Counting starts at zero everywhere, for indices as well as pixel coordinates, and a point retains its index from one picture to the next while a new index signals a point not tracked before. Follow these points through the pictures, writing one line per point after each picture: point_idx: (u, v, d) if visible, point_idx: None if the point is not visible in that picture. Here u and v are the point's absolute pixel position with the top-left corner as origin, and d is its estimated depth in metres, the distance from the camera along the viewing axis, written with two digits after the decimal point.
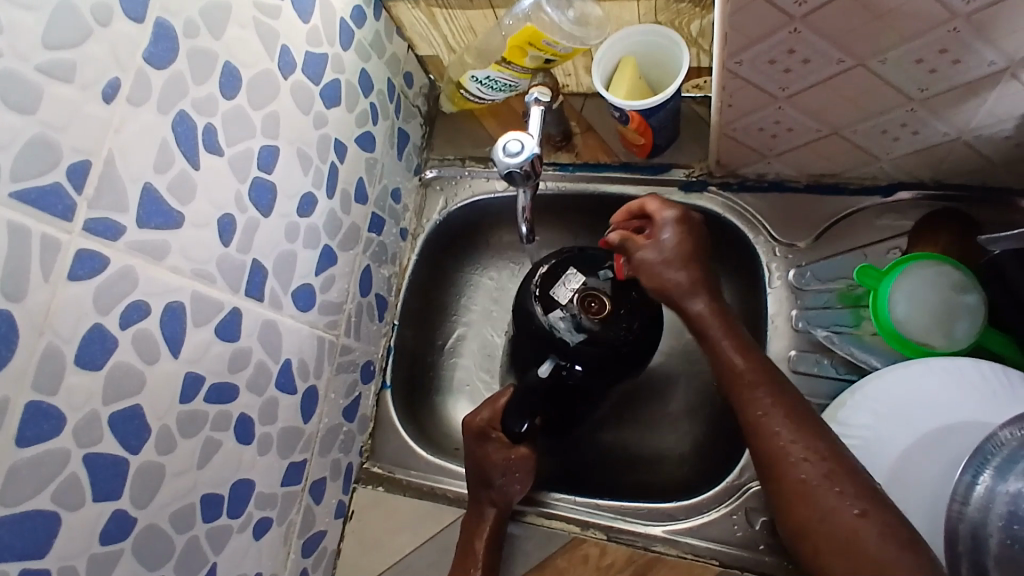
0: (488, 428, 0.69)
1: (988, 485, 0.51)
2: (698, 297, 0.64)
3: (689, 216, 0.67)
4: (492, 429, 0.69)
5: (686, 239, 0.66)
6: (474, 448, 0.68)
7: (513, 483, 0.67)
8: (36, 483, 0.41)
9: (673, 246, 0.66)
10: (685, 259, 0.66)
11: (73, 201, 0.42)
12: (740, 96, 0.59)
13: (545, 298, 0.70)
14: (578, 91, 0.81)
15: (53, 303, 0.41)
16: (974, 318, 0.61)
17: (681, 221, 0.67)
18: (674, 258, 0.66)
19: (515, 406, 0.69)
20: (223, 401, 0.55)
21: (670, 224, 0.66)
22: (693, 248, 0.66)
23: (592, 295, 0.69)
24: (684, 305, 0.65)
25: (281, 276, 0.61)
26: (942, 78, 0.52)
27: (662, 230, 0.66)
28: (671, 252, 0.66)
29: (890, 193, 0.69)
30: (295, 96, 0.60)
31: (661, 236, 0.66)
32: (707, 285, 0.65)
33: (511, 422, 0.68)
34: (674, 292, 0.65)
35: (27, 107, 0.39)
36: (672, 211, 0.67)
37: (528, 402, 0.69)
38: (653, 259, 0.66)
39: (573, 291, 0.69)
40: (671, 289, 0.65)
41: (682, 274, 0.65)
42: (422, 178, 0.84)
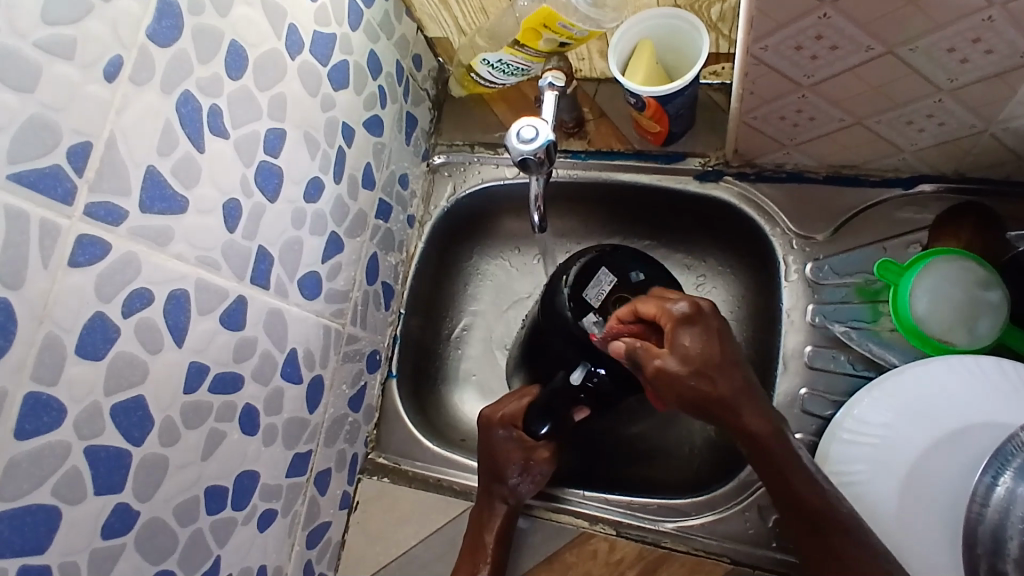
0: (511, 425, 0.68)
1: (1008, 488, 0.50)
2: (747, 416, 0.52)
3: (701, 314, 0.52)
4: (515, 425, 0.68)
5: (715, 339, 0.52)
6: (491, 443, 0.67)
7: (526, 481, 0.66)
8: (36, 478, 0.40)
9: (698, 352, 0.51)
10: (719, 371, 0.51)
11: (73, 184, 0.40)
12: (763, 83, 0.57)
13: (577, 300, 0.67)
14: (591, 76, 0.79)
15: (53, 290, 0.40)
16: (996, 316, 0.60)
17: (683, 318, 0.52)
18: (705, 376, 0.51)
19: (534, 407, 0.66)
20: (228, 391, 0.54)
21: (683, 326, 0.52)
22: (723, 350, 0.52)
23: (624, 298, 0.66)
24: (735, 420, 0.53)
25: (286, 264, 0.59)
26: (973, 68, 0.50)
27: (675, 334, 0.52)
28: (694, 366, 0.50)
29: (911, 186, 0.67)
30: (303, 78, 0.58)
31: (679, 343, 0.51)
32: (751, 394, 0.53)
33: (531, 424, 0.65)
34: (726, 412, 0.52)
35: (26, 86, 0.37)
36: (681, 305, 0.53)
37: (555, 405, 0.66)
38: (677, 381, 0.51)
39: (606, 294, 0.66)
40: (713, 409, 0.52)
41: (723, 390, 0.51)
42: (430, 163, 0.82)
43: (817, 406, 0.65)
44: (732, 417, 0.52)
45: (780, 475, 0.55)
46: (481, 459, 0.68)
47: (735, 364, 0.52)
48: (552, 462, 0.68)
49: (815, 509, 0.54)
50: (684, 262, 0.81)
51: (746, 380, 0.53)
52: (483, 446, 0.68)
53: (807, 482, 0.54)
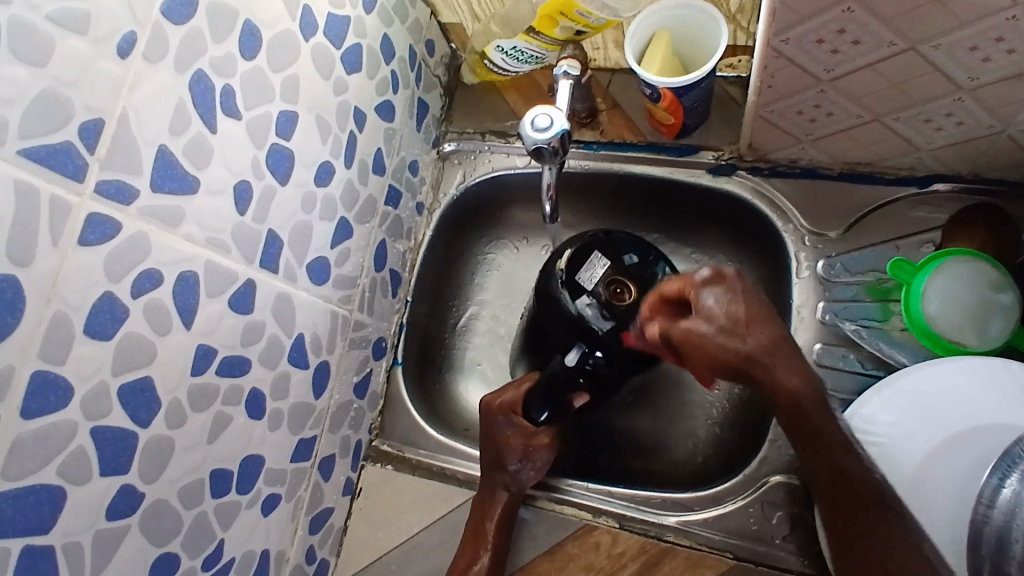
0: (510, 411, 0.68)
1: (1014, 490, 0.50)
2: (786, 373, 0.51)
3: (727, 276, 0.53)
4: (514, 411, 0.68)
5: (741, 297, 0.52)
6: (492, 429, 0.68)
7: (526, 469, 0.66)
8: (41, 457, 0.40)
9: (723, 311, 0.52)
10: (747, 327, 0.51)
11: (84, 161, 0.40)
12: (781, 77, 0.56)
13: (572, 284, 0.67)
14: (606, 66, 0.78)
15: (62, 268, 0.39)
16: (1008, 318, 0.59)
17: (706, 283, 0.53)
18: (731, 334, 0.51)
19: (534, 393, 0.66)
20: (235, 375, 0.53)
21: (707, 289, 0.53)
22: (750, 307, 0.52)
23: (618, 280, 0.67)
24: (771, 378, 0.52)
25: (296, 248, 0.59)
26: (995, 67, 0.49)
27: (698, 298, 0.53)
28: (720, 324, 0.52)
29: (925, 185, 0.66)
30: (316, 59, 0.58)
31: (702, 305, 0.52)
32: (788, 347, 0.52)
33: (532, 410, 0.66)
34: (759, 368, 0.51)
35: (38, 60, 0.37)
36: (705, 271, 0.53)
37: (553, 391, 0.66)
38: (703, 342, 0.52)
39: (599, 277, 0.67)
40: (748, 368, 0.51)
41: (747, 347, 0.51)
42: (440, 150, 0.82)
43: None
44: (765, 374, 0.52)
45: (822, 447, 0.53)
46: (483, 446, 0.68)
47: (766, 324, 0.52)
48: (552, 449, 0.69)
49: (863, 495, 0.51)
50: (694, 256, 0.81)
51: (782, 340, 0.52)
52: (484, 436, 0.68)
53: (851, 456, 0.52)
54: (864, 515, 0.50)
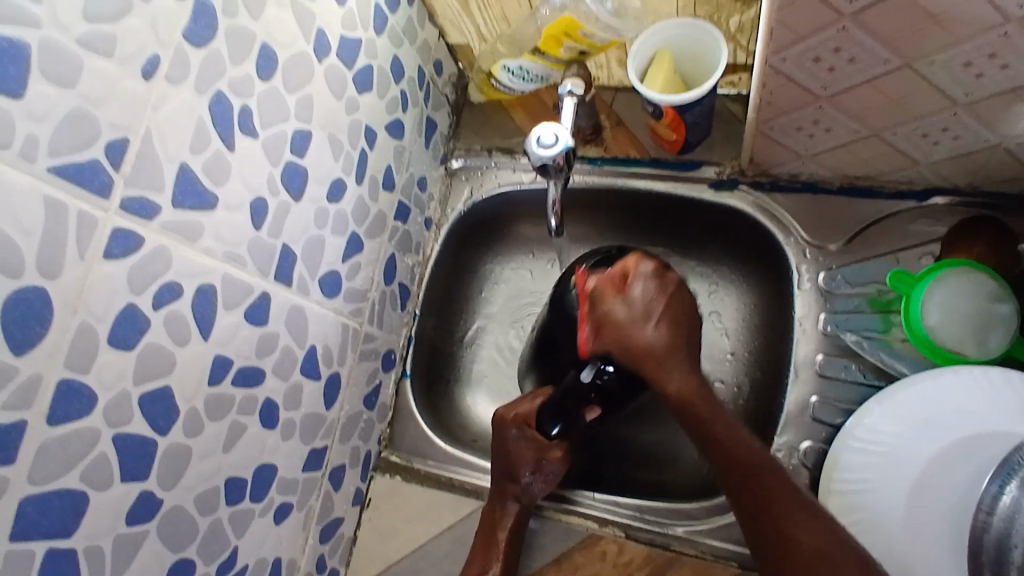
0: (523, 424, 0.69)
1: (1014, 496, 0.51)
2: (673, 369, 0.63)
3: (666, 275, 0.66)
4: (527, 424, 0.69)
5: (665, 294, 0.65)
6: (504, 443, 0.69)
7: (538, 482, 0.67)
8: (65, 462, 0.41)
9: (645, 300, 0.64)
10: (663, 319, 0.64)
11: (109, 177, 0.42)
12: (780, 93, 0.58)
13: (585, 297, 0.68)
14: (609, 84, 0.80)
15: (88, 280, 0.41)
16: (1008, 329, 0.60)
17: (648, 275, 0.65)
18: (644, 320, 0.64)
19: (546, 406, 0.65)
20: (249, 385, 0.55)
21: (643, 278, 0.65)
22: (668, 304, 0.65)
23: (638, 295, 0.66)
24: (658, 368, 0.64)
25: (309, 261, 0.61)
26: (989, 82, 0.51)
27: (633, 283, 0.65)
28: (637, 308, 0.64)
29: (924, 199, 0.68)
30: (329, 80, 0.60)
31: (632, 291, 0.65)
32: (680, 349, 0.64)
33: (541, 423, 0.65)
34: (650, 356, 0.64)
35: (68, 81, 0.39)
36: (650, 265, 0.65)
37: (564, 403, 0.65)
38: (620, 319, 0.64)
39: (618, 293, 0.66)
40: (642, 352, 0.64)
41: (652, 338, 0.64)
42: (448, 167, 0.84)
43: (828, 414, 0.65)
44: (651, 353, 0.64)
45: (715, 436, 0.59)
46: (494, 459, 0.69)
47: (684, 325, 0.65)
48: (564, 462, 0.69)
49: (759, 463, 0.56)
50: (698, 270, 0.82)
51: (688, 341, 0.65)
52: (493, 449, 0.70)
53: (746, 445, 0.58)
54: (767, 503, 0.53)
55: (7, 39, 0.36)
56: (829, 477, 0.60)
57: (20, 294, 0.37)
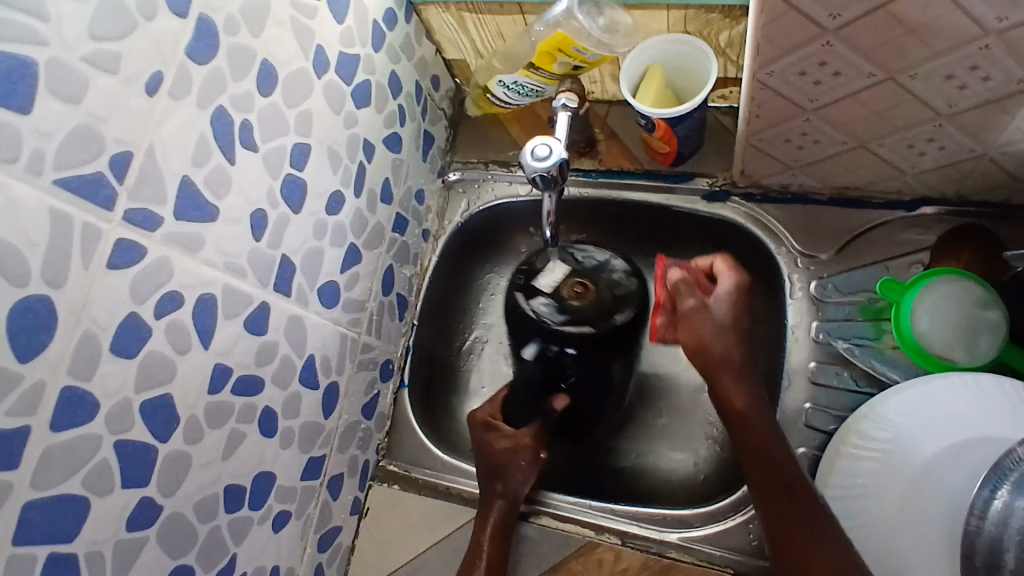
0: (489, 420, 0.73)
1: (1005, 501, 0.51)
2: (737, 378, 0.62)
3: (746, 292, 0.66)
4: (494, 420, 0.72)
5: (730, 310, 0.64)
6: (480, 441, 0.71)
7: (517, 474, 0.68)
8: (67, 468, 0.42)
9: (725, 311, 0.65)
10: (733, 334, 0.64)
11: (114, 190, 0.43)
12: (768, 107, 0.59)
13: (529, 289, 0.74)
14: (603, 98, 0.82)
15: (92, 289, 0.42)
16: (996, 336, 0.61)
17: (739, 285, 0.65)
18: (722, 330, 0.64)
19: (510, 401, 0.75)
20: (249, 394, 0.56)
21: (734, 292, 0.65)
22: (734, 322, 0.64)
23: (579, 281, 0.74)
24: (715, 378, 0.63)
25: (308, 272, 0.62)
26: (972, 94, 0.52)
27: (717, 291, 0.66)
28: (718, 316, 0.65)
29: (913, 209, 0.69)
30: (328, 96, 0.61)
31: (717, 297, 0.65)
32: (741, 366, 0.63)
33: (516, 418, 0.75)
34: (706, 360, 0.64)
35: (73, 97, 0.40)
36: (732, 278, 0.65)
37: (525, 391, 0.76)
38: (698, 323, 0.65)
39: (558, 279, 0.74)
40: (711, 360, 0.63)
41: (726, 347, 0.63)
42: (445, 180, 0.85)
43: (821, 421, 0.66)
44: (714, 358, 0.63)
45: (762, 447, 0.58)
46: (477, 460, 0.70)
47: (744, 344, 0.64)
48: (535, 452, 0.70)
49: (782, 463, 0.57)
50: None
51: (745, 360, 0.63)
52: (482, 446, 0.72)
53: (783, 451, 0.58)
54: (784, 476, 0.56)
55: (16, 57, 0.37)
56: (824, 481, 0.61)
57: (26, 303, 0.38)
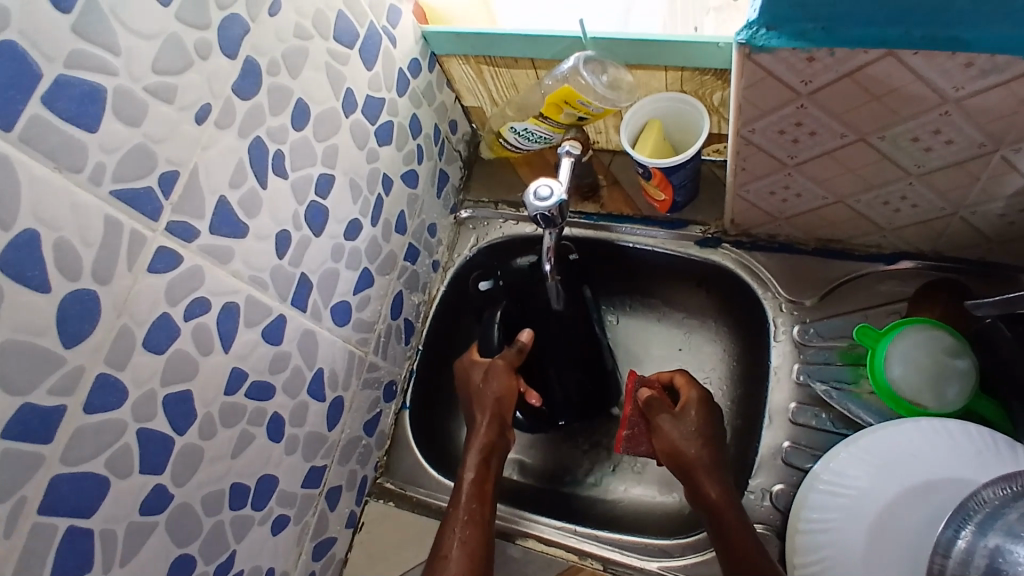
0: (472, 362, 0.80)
1: (969, 540, 0.51)
2: (714, 481, 0.65)
3: (712, 403, 0.72)
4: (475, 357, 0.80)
5: (700, 420, 0.70)
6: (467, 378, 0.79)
7: (496, 386, 0.75)
8: (95, 448, 0.46)
9: (693, 422, 0.70)
10: (705, 438, 0.68)
11: (160, 204, 0.49)
12: (753, 161, 0.64)
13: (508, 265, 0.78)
14: (607, 148, 0.88)
15: (133, 289, 0.48)
16: (963, 383, 0.64)
17: (702, 395, 0.72)
18: (693, 436, 0.69)
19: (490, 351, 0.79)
20: (261, 398, 0.61)
21: (696, 403, 0.71)
22: (703, 431, 0.69)
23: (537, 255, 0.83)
24: (694, 482, 0.66)
25: (323, 291, 0.67)
26: (937, 156, 0.57)
27: (686, 409, 0.71)
28: (688, 425, 0.70)
29: (893, 262, 0.73)
30: (353, 133, 0.68)
31: (687, 413, 0.70)
32: (718, 471, 0.66)
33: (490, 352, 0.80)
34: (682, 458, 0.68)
35: (134, 120, 0.46)
36: (698, 392, 0.72)
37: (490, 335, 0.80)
38: (672, 431, 0.69)
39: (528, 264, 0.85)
40: (688, 465, 0.67)
41: (698, 450, 0.67)
42: (457, 217, 0.91)
43: (798, 459, 0.70)
44: (687, 458, 0.67)
45: (726, 526, 0.61)
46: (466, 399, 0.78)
47: (716, 446, 0.68)
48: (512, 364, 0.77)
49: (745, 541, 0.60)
50: (686, 322, 0.89)
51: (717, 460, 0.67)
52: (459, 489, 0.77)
53: (747, 532, 0.61)
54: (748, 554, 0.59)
55: (88, 84, 0.43)
56: (797, 514, 0.65)
57: (76, 296, 0.44)
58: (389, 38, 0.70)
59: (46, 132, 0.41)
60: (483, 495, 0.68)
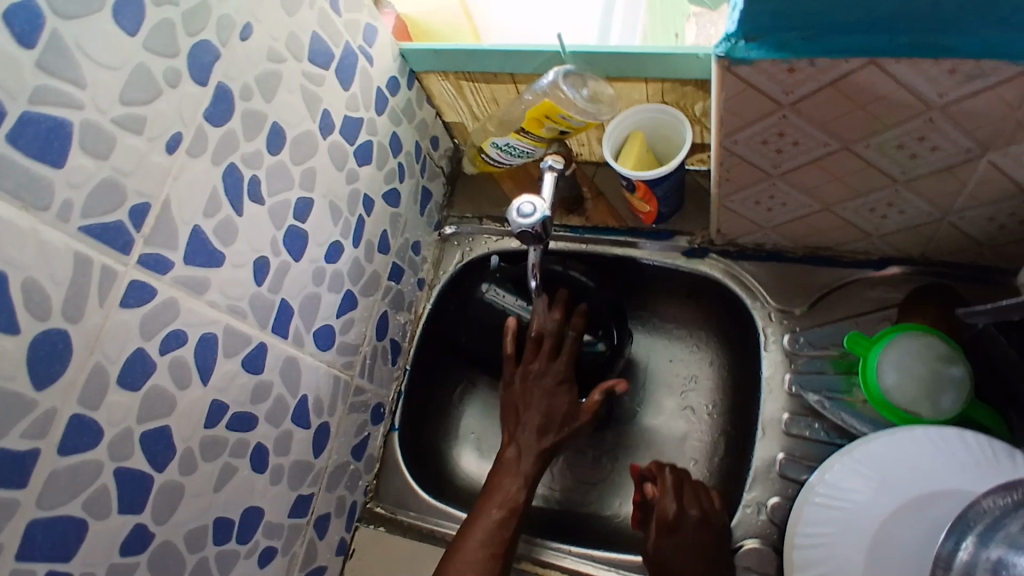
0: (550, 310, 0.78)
1: (970, 552, 0.50)
2: None
3: (704, 522, 0.67)
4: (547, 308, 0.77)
5: (683, 546, 0.65)
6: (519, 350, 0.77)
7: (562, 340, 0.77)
8: (70, 490, 0.45)
9: (673, 549, 0.65)
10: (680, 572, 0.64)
11: (132, 237, 0.47)
12: (737, 171, 0.64)
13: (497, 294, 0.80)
14: (591, 160, 0.87)
15: (105, 325, 0.46)
16: (960, 392, 0.63)
17: (690, 520, 0.67)
18: (678, 562, 0.64)
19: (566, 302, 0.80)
20: (243, 429, 0.59)
21: (666, 530, 0.66)
22: (689, 558, 0.64)
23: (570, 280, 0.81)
24: None
25: (304, 316, 0.66)
26: (922, 162, 0.56)
27: (668, 533, 0.66)
28: (675, 550, 0.65)
29: (880, 267, 0.73)
30: (332, 154, 0.67)
31: (671, 537, 0.66)
32: None
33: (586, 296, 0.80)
34: None
35: (102, 153, 0.45)
36: (672, 510, 0.67)
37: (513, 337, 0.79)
38: (657, 554, 0.66)
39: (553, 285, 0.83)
40: None
41: None
42: (441, 233, 0.90)
43: (795, 471, 0.69)
44: None
45: None
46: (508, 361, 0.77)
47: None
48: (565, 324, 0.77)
49: None
50: (675, 331, 0.88)
51: None
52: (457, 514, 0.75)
53: None
54: None
55: (54, 119, 0.42)
56: (793, 531, 0.64)
57: (47, 335, 0.42)
58: (365, 56, 0.69)
59: (10, 170, 0.40)
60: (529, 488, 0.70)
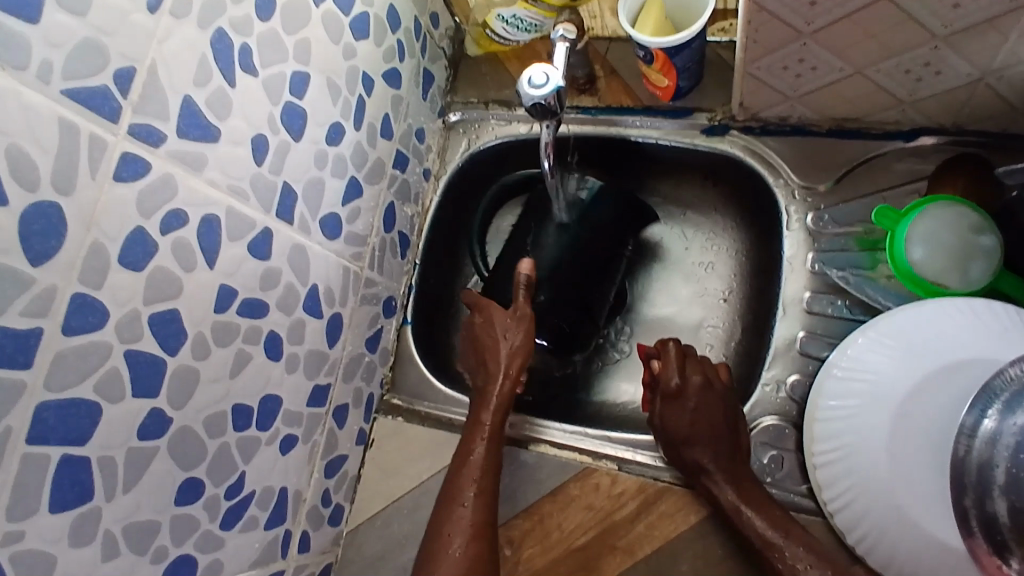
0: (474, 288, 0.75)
1: (996, 419, 0.47)
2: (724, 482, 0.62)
3: (713, 389, 0.67)
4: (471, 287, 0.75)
5: (691, 411, 0.65)
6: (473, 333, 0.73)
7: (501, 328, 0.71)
8: (80, 371, 0.44)
9: (678, 418, 0.65)
10: (685, 438, 0.64)
11: (119, 104, 0.44)
12: (765, 31, 0.58)
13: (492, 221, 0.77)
14: (603, 35, 0.81)
15: (100, 201, 0.43)
16: (989, 260, 0.62)
17: (696, 388, 0.67)
18: (683, 425, 0.65)
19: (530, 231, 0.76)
20: (254, 316, 0.57)
21: (672, 399, 0.67)
22: (696, 422, 0.64)
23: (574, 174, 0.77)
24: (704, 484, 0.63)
25: (309, 202, 0.63)
26: (964, 14, 0.51)
27: (677, 402, 0.66)
28: (684, 415, 0.65)
29: (912, 138, 0.69)
30: (327, 26, 0.61)
31: (677, 404, 0.66)
32: (727, 470, 0.63)
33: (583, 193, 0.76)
34: (672, 448, 0.66)
35: (79, 9, 0.41)
36: (678, 381, 0.67)
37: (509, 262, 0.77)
38: (665, 422, 0.66)
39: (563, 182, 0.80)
40: (693, 469, 0.64)
41: (696, 453, 0.63)
42: (445, 120, 0.86)
43: (815, 347, 0.69)
44: (677, 453, 0.65)
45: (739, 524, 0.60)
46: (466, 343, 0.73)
47: (710, 441, 0.64)
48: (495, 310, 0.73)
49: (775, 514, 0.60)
50: (692, 216, 0.85)
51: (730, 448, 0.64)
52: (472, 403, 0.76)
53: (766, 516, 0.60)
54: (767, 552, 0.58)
55: None
56: (815, 406, 0.64)
57: (38, 208, 0.40)
58: None
59: None
60: (481, 485, 0.63)
